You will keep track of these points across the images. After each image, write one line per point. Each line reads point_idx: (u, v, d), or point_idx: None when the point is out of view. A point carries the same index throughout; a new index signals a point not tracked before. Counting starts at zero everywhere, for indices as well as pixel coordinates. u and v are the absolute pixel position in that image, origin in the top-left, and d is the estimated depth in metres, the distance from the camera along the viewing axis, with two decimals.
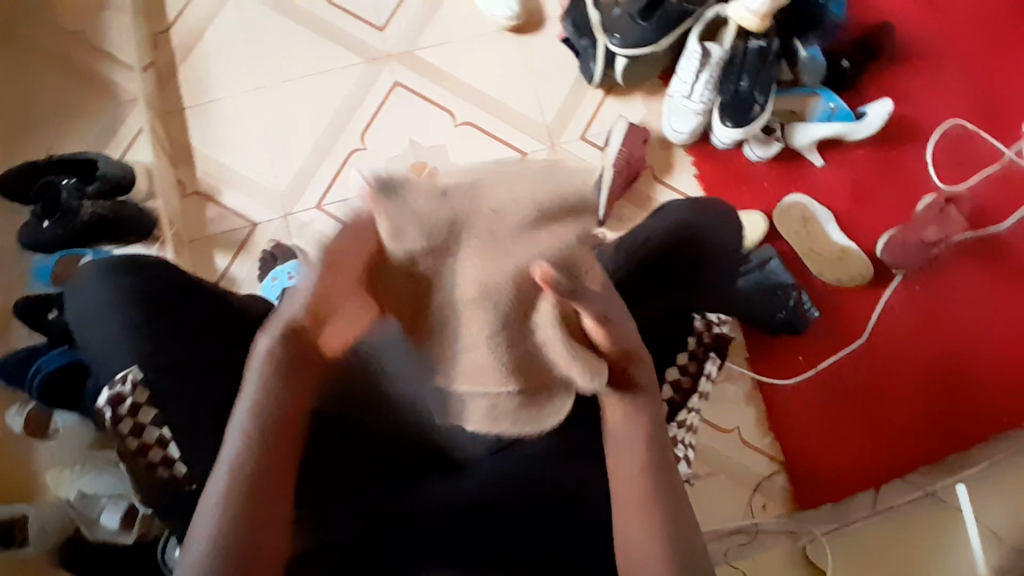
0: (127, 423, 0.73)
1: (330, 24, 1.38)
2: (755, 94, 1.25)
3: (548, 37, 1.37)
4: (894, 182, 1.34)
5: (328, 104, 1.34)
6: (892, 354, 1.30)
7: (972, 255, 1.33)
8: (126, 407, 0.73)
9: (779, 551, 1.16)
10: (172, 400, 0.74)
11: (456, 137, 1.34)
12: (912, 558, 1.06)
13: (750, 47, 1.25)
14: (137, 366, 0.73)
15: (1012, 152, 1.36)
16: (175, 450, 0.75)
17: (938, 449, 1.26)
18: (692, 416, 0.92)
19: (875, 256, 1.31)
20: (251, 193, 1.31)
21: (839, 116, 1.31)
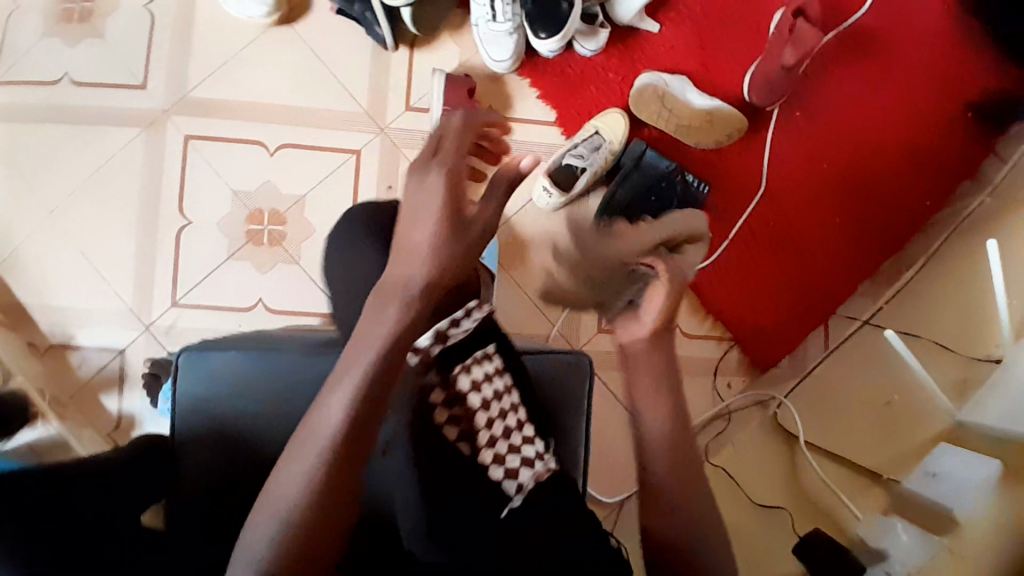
0: None
1: (89, 107, 1.20)
2: None
3: (323, 17, 1.21)
4: (731, 18, 1.26)
5: (132, 193, 1.20)
6: (792, 190, 1.27)
7: (833, 61, 1.29)
8: None
9: (753, 424, 1.16)
10: None
11: (278, 166, 1.20)
12: (889, 415, 0.93)
13: None
14: None
15: None
16: None
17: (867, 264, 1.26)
18: (507, 420, 0.70)
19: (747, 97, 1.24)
20: (102, 322, 1.20)
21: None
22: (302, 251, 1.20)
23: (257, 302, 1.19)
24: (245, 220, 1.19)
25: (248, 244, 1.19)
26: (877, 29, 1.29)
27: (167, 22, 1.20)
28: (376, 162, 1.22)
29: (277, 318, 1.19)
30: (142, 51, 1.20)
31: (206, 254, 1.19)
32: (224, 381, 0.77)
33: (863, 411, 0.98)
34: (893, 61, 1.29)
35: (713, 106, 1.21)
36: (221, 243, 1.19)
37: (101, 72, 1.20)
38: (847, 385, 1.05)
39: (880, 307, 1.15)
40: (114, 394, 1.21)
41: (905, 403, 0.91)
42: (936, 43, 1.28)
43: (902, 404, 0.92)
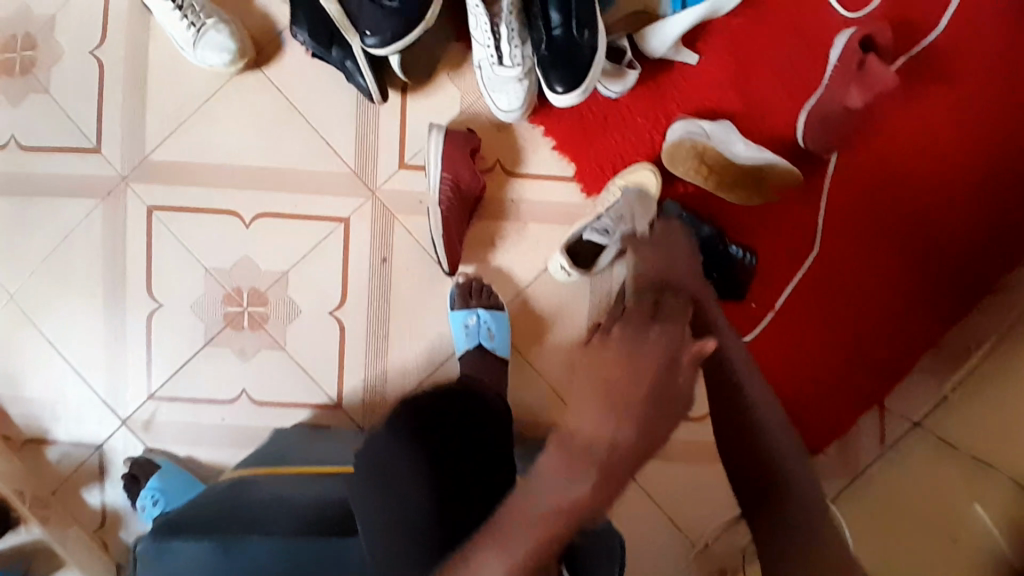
0: None
1: (41, 174, 1.05)
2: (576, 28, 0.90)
3: (297, 58, 1.02)
4: (786, 42, 1.04)
5: (93, 273, 1.07)
6: (852, 249, 1.08)
7: (909, 87, 1.06)
8: None
9: None
10: None
11: (256, 239, 1.05)
12: (933, 534, 0.83)
13: None
14: None
15: None
16: None
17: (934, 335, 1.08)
18: None
19: (800, 141, 1.04)
20: (78, 414, 1.10)
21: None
22: (286, 335, 1.06)
23: (241, 393, 1.07)
24: (222, 301, 1.05)
25: (226, 328, 1.06)
26: (968, 44, 1.05)
27: (119, 72, 1.03)
28: (366, 230, 1.05)
29: (263, 409, 1.07)
30: (94, 108, 1.04)
31: (183, 340, 1.06)
32: None
33: (904, 522, 0.89)
34: (986, 85, 1.05)
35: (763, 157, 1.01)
36: (197, 327, 1.06)
37: (51, 133, 1.05)
38: (891, 495, 0.96)
39: (936, 402, 1.02)
40: (96, 489, 1.12)
41: (954, 523, 0.82)
42: None
43: (952, 525, 0.82)
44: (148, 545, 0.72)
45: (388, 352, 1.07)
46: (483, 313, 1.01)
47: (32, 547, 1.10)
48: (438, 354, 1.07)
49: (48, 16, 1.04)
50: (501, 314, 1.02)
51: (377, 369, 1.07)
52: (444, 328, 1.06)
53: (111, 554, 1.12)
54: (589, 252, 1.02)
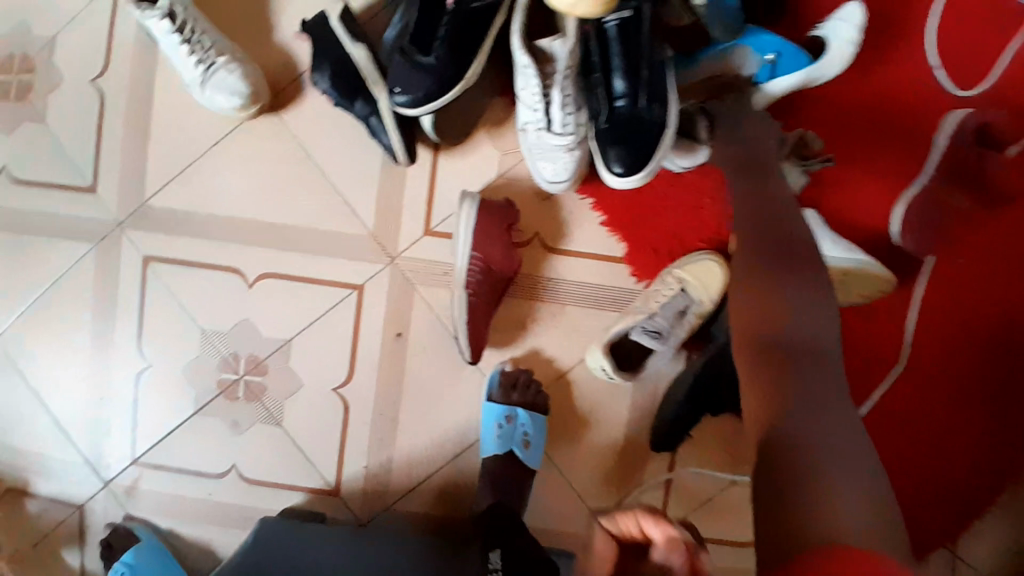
0: None
1: (31, 211, 0.95)
2: (642, 101, 0.76)
3: (316, 103, 0.90)
4: (885, 119, 0.88)
5: (81, 324, 0.97)
6: (947, 364, 0.91)
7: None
8: None
9: None
10: None
11: (261, 302, 0.94)
12: None
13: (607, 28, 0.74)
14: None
15: None
16: None
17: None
18: None
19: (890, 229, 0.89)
20: (58, 470, 1.01)
21: (783, 68, 0.83)
22: (285, 410, 0.95)
23: (231, 468, 0.96)
24: (217, 368, 0.95)
25: (220, 397, 0.95)
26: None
27: (120, 105, 0.92)
28: (382, 301, 0.93)
29: (253, 489, 0.96)
30: (91, 143, 0.94)
31: (173, 404, 0.96)
32: None
33: None
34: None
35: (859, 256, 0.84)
36: (188, 393, 0.96)
37: (44, 167, 0.95)
38: None
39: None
40: (76, 550, 1.03)
41: None
42: None
43: None
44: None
45: (395, 437, 0.95)
46: (522, 415, 0.89)
47: None
48: (452, 446, 0.94)
49: (48, 37, 0.94)
50: (539, 417, 0.90)
51: (381, 456, 0.95)
52: (460, 418, 0.94)
53: None
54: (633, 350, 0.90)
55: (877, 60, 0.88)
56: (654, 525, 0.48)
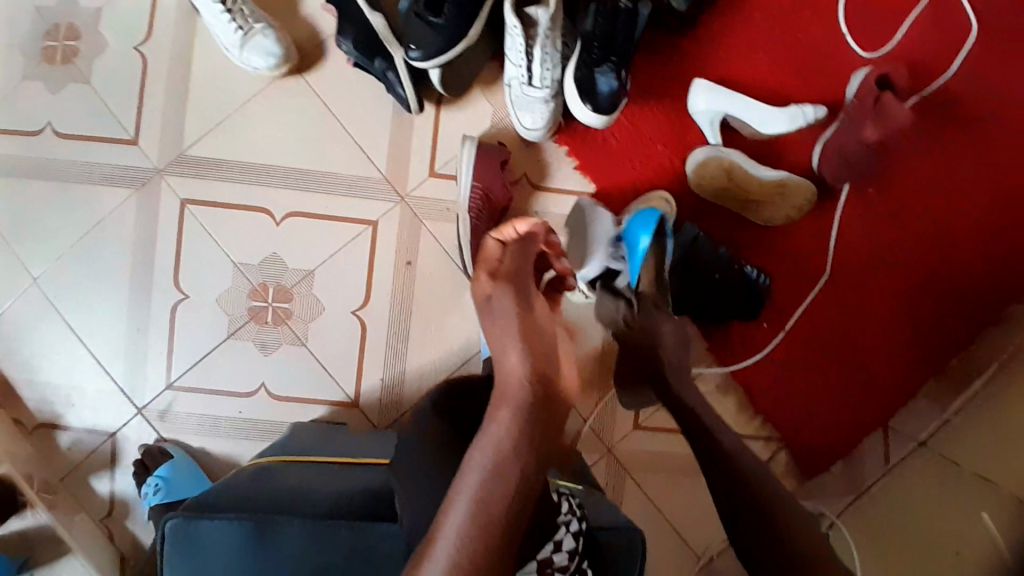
0: None
1: (76, 162, 1.08)
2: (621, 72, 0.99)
3: (337, 66, 1.06)
4: (801, 80, 1.10)
5: (119, 263, 1.09)
6: (861, 275, 1.13)
7: (928, 119, 1.11)
8: None
9: None
10: None
11: (287, 238, 1.08)
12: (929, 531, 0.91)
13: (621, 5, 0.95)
14: None
15: None
16: None
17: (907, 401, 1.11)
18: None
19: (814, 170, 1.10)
20: (91, 399, 1.11)
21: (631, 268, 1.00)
22: (309, 332, 1.08)
23: (260, 386, 1.08)
24: (248, 297, 1.08)
25: (251, 322, 1.08)
26: (976, 88, 1.11)
27: (163, 68, 1.07)
28: (395, 234, 1.09)
29: (280, 405, 1.08)
30: (135, 101, 1.07)
31: (207, 331, 1.08)
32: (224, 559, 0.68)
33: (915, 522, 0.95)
34: (969, 161, 1.11)
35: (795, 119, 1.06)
36: (221, 320, 1.08)
37: (89, 122, 1.08)
38: (896, 498, 1.01)
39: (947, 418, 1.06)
40: (106, 476, 1.12)
41: (942, 524, 0.91)
42: None
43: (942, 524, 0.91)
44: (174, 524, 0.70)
45: (407, 353, 1.09)
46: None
47: (40, 532, 1.10)
48: (459, 358, 1.09)
49: (94, 10, 1.08)
50: None
51: (396, 370, 1.09)
52: (465, 334, 1.10)
53: (115, 542, 1.12)
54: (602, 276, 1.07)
55: (792, 33, 1.10)
56: (522, 223, 0.81)
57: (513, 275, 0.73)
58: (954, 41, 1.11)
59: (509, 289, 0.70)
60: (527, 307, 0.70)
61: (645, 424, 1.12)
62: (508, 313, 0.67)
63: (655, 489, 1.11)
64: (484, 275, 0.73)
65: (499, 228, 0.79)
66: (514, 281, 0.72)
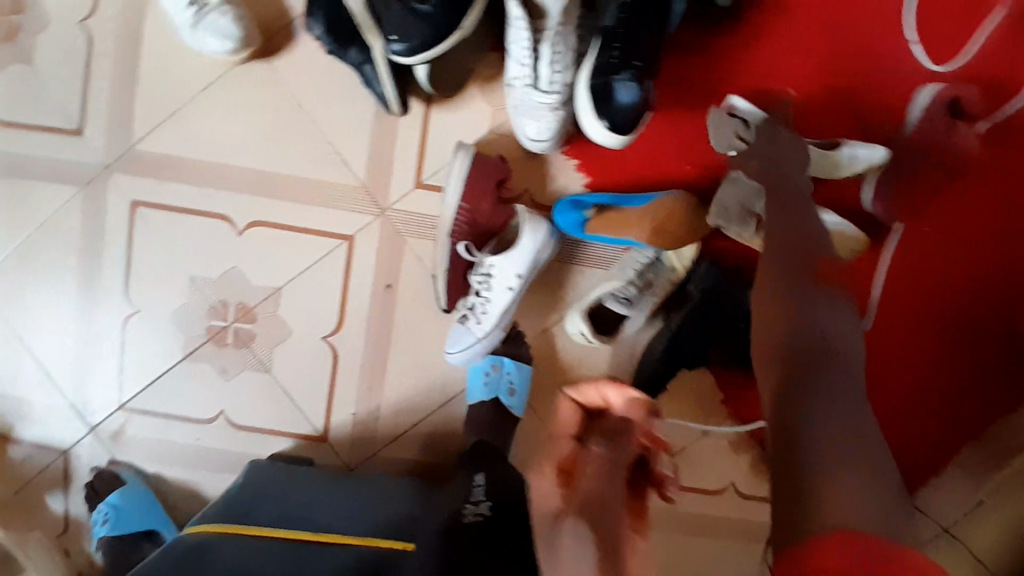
0: None
1: (15, 152, 0.94)
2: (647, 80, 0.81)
3: (308, 52, 0.90)
4: (862, 89, 0.91)
5: (68, 269, 0.96)
6: (908, 324, 0.95)
7: (1015, 142, 0.91)
8: None
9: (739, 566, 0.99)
10: None
11: (251, 251, 0.94)
12: None
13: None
14: None
15: None
16: None
17: (949, 456, 0.95)
18: None
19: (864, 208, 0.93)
20: (42, 415, 1.00)
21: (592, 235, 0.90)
22: (273, 358, 0.96)
23: (220, 413, 0.97)
24: (206, 315, 0.95)
25: (209, 343, 0.96)
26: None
27: (108, 47, 0.92)
28: (373, 252, 0.95)
29: (242, 434, 0.98)
30: (79, 83, 0.93)
31: (163, 348, 0.96)
32: None
33: None
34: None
35: (851, 159, 0.87)
36: (177, 339, 0.96)
37: (28, 107, 0.93)
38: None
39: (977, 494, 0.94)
40: (60, 495, 1.03)
41: None
42: None
43: None
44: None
45: (383, 386, 0.97)
46: (507, 364, 0.93)
47: None
48: (441, 395, 0.97)
49: None
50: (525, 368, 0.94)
51: (369, 403, 0.97)
52: (448, 369, 0.97)
53: (72, 562, 1.04)
54: (612, 319, 0.94)
55: (858, 31, 0.91)
56: (615, 389, 0.59)
57: (595, 493, 0.47)
58: None
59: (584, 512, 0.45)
60: (614, 550, 0.43)
61: None
62: (587, 542, 0.43)
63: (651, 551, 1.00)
64: (543, 476, 0.49)
65: (578, 389, 0.59)
66: (589, 500, 0.46)
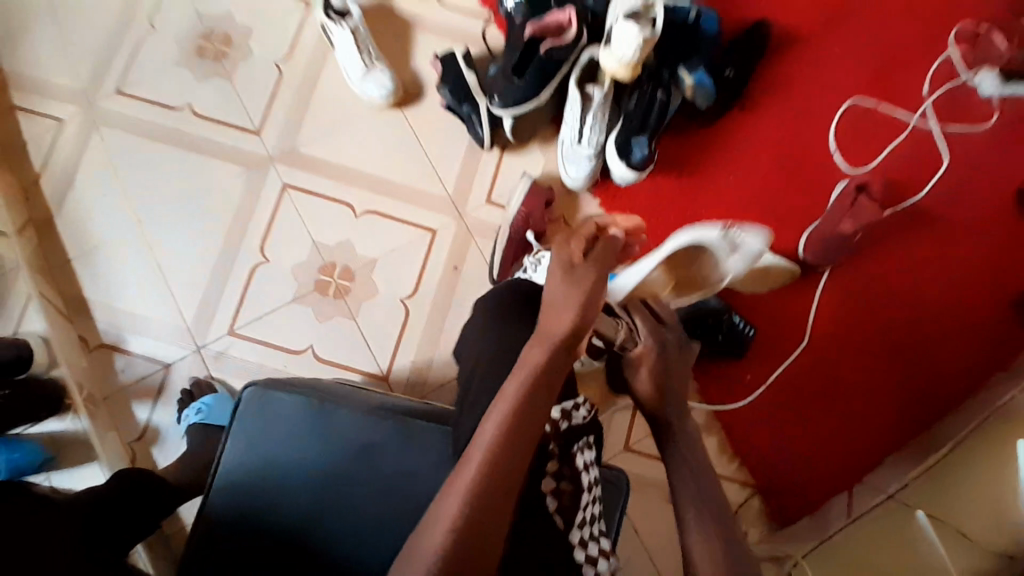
0: None
1: (204, 137, 1.32)
2: (653, 144, 1.25)
3: (431, 106, 1.35)
4: (796, 179, 1.36)
5: (218, 223, 1.28)
6: (839, 345, 1.31)
7: (901, 228, 1.35)
8: None
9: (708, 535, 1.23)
10: None
11: (361, 228, 1.29)
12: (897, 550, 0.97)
13: (658, 95, 1.24)
14: None
15: (915, 119, 1.38)
16: None
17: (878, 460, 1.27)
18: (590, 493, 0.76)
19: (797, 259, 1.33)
20: (157, 334, 1.22)
21: None
22: (360, 308, 1.26)
23: (308, 347, 1.24)
24: (318, 270, 1.27)
25: (315, 291, 1.26)
26: (943, 209, 1.35)
27: (292, 82, 1.35)
28: (449, 242, 1.30)
29: (324, 366, 1.23)
30: (264, 101, 1.34)
31: (274, 292, 1.25)
32: (279, 422, 0.87)
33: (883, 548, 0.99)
34: (871, 305, 1.32)
35: None
36: (290, 285, 1.26)
37: (224, 112, 1.33)
38: (865, 533, 1.06)
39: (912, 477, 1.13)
40: (147, 405, 1.20)
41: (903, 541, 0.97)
42: (992, 234, 1.34)
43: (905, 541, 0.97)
44: (247, 414, 0.88)
45: (440, 342, 1.25)
46: None
47: (68, 438, 1.16)
48: None
49: (246, 27, 1.36)
50: None
51: (427, 353, 1.25)
52: None
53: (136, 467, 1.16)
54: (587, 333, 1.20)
55: (793, 143, 1.37)
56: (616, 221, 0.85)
57: (600, 261, 0.79)
58: (930, 171, 1.36)
59: (584, 282, 0.77)
60: (588, 305, 0.76)
61: (636, 447, 1.25)
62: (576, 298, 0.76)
63: (658, 524, 1.22)
64: (570, 249, 0.80)
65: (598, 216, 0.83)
66: (602, 274, 0.78)
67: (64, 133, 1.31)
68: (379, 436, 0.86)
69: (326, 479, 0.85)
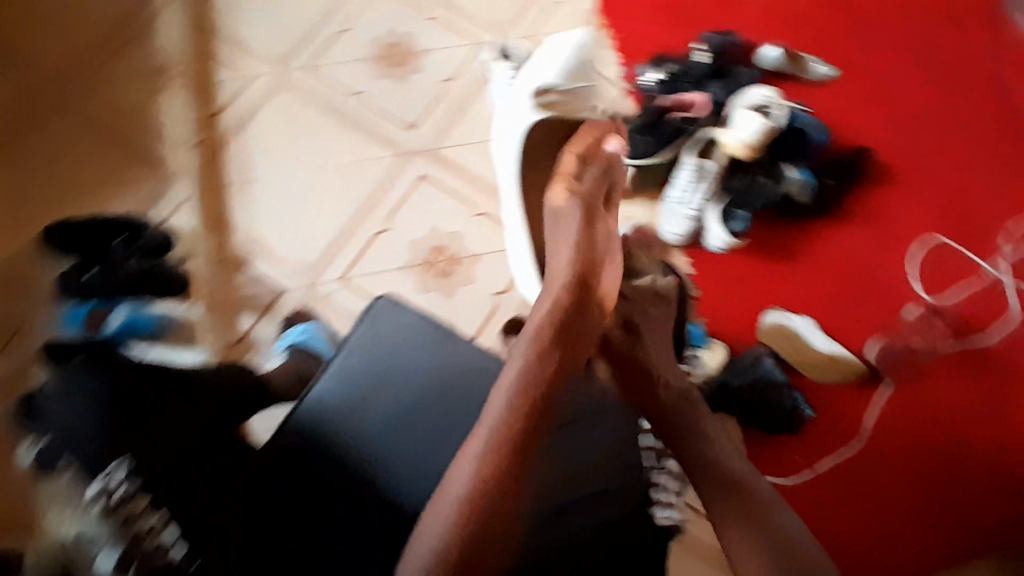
0: (123, 511, 0.80)
1: (366, 119, 1.53)
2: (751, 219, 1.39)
3: None
4: (876, 292, 1.44)
5: (357, 188, 1.46)
6: (891, 455, 1.33)
7: (969, 365, 1.39)
8: (117, 497, 0.81)
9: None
10: (162, 484, 0.84)
11: (474, 226, 1.44)
12: None
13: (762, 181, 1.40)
14: (129, 457, 0.83)
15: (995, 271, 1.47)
16: (172, 533, 0.83)
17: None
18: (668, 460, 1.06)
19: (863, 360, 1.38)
20: (281, 264, 1.39)
21: None
22: (455, 292, 1.39)
23: None
24: (430, 251, 1.42)
25: (422, 267, 1.40)
26: (1012, 359, 1.40)
27: (451, 95, 1.56)
28: None
29: None
30: (424, 103, 1.55)
31: (385, 258, 1.40)
32: (404, 337, 1.01)
33: None
34: (930, 428, 1.34)
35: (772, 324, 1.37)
36: (403, 256, 1.41)
37: (389, 103, 1.55)
38: None
39: None
40: (252, 317, 1.35)
41: None
42: None
43: None
44: (357, 337, 1.01)
45: None
46: None
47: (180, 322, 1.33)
48: None
49: (428, 43, 1.60)
50: None
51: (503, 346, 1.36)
52: None
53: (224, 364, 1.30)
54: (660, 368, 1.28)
55: (879, 259, 1.47)
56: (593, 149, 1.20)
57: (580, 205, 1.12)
58: (1004, 322, 1.43)
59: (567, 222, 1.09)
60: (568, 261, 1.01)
61: None
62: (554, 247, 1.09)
63: (685, 574, 1.24)
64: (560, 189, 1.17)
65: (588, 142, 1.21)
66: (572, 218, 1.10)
67: (255, 85, 1.54)
68: (449, 387, 0.99)
69: (425, 399, 0.98)
